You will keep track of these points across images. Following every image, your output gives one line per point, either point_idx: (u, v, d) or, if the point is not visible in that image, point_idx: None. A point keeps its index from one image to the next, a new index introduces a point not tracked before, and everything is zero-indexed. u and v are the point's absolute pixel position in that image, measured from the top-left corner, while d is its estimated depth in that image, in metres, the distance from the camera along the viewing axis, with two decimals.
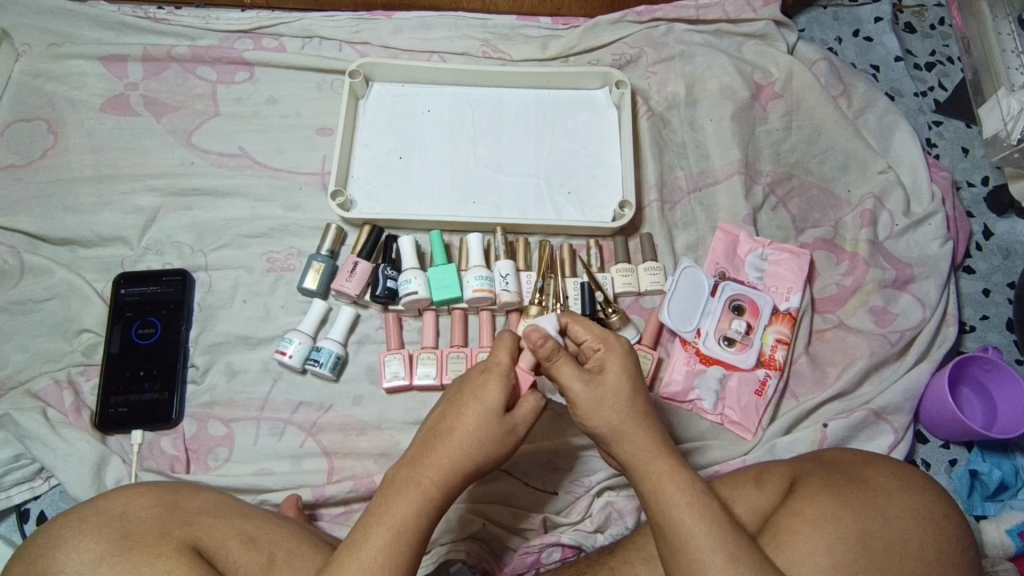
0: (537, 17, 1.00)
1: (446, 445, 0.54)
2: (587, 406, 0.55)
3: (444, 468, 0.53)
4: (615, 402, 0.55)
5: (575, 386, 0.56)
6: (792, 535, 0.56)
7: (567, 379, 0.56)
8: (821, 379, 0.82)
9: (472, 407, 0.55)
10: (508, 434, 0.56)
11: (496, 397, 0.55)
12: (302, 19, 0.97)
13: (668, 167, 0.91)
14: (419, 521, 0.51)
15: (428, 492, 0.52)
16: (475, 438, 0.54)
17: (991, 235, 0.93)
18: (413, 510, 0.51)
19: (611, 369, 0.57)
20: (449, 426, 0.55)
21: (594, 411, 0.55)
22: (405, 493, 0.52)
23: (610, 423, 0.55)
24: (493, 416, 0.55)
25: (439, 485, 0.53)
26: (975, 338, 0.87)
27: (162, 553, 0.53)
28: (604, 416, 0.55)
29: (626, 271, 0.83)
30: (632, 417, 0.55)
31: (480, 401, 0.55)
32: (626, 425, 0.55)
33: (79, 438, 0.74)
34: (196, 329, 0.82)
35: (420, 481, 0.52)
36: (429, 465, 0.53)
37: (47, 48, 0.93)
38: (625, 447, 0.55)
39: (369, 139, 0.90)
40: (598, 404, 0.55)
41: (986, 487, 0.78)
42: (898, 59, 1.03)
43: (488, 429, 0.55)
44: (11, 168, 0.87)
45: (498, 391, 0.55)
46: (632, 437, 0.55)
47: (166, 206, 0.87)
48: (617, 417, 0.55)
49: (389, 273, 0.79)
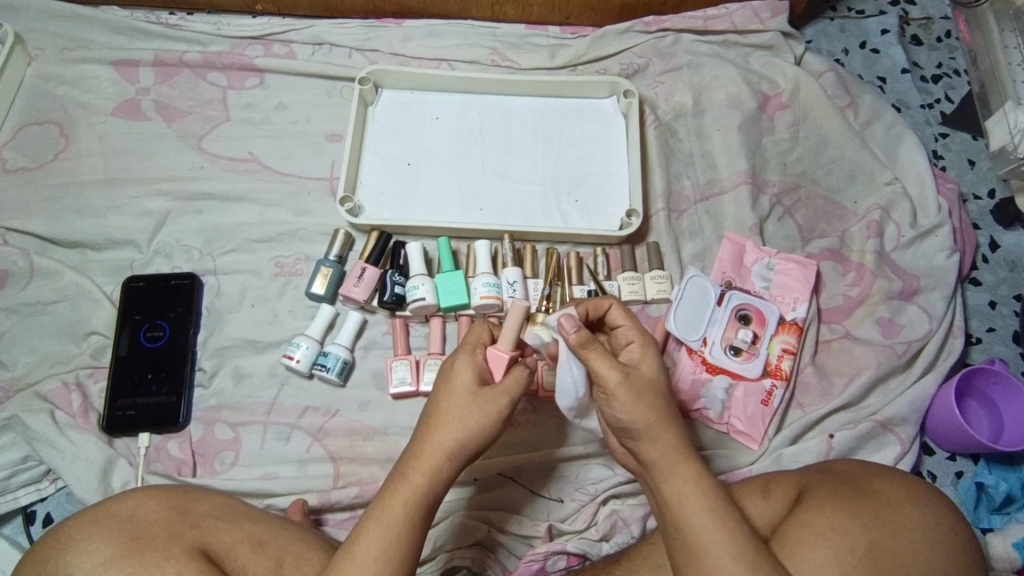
0: (546, 26, 1.01)
1: (429, 434, 0.55)
2: (624, 395, 0.55)
3: (429, 455, 0.54)
4: (651, 398, 0.55)
5: (616, 376, 0.55)
6: (804, 544, 0.56)
7: (604, 367, 0.56)
8: (827, 390, 0.82)
9: (446, 391, 0.56)
10: (486, 405, 0.56)
11: (466, 376, 0.57)
12: (313, 26, 0.98)
13: (676, 176, 0.92)
14: (410, 512, 0.52)
15: (415, 481, 0.53)
16: (455, 419, 0.55)
17: (998, 247, 0.93)
18: (402, 501, 0.52)
19: (648, 361, 0.58)
20: (432, 415, 0.56)
21: (631, 404, 0.55)
22: (394, 487, 0.53)
23: (646, 419, 0.55)
24: (465, 395, 0.56)
25: (424, 472, 0.53)
26: (981, 349, 0.88)
27: (172, 556, 0.53)
28: (643, 409, 0.55)
29: (633, 280, 0.83)
30: (665, 418, 0.55)
31: (452, 386, 0.57)
32: (660, 423, 0.55)
33: (87, 440, 0.75)
34: (204, 333, 0.82)
35: (408, 474, 0.53)
36: (415, 456, 0.54)
37: (60, 52, 0.94)
38: (654, 446, 0.55)
39: (378, 145, 0.90)
40: (637, 395, 0.55)
41: (993, 500, 0.78)
42: (905, 71, 1.03)
43: (463, 407, 0.55)
44: (23, 170, 0.88)
45: (467, 369, 0.57)
46: (664, 437, 0.55)
47: (177, 209, 0.87)
48: (653, 414, 0.55)
49: (397, 279, 0.80)
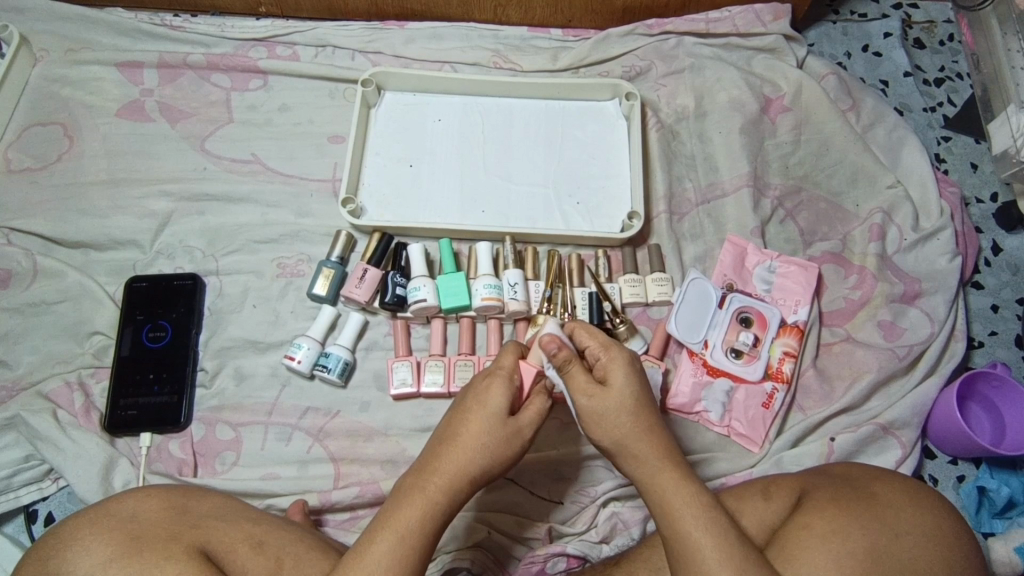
0: (548, 28, 1.02)
1: (452, 451, 0.55)
2: (591, 422, 0.57)
3: (450, 474, 0.54)
4: (615, 417, 0.56)
5: (581, 400, 0.57)
6: (801, 549, 0.56)
7: (573, 388, 0.57)
8: (828, 393, 0.82)
9: (476, 411, 0.56)
10: (512, 436, 0.56)
11: (499, 402, 0.56)
12: (316, 28, 0.98)
13: (677, 178, 0.92)
14: (424, 528, 0.52)
15: (434, 497, 0.53)
16: (479, 444, 0.55)
17: (1001, 250, 0.93)
18: (418, 516, 0.52)
19: (615, 374, 0.58)
20: (456, 434, 0.56)
21: (596, 426, 0.57)
22: (411, 500, 0.53)
23: (613, 439, 0.56)
24: (495, 422, 0.56)
25: (444, 491, 0.54)
26: (983, 353, 0.87)
27: (171, 555, 0.53)
28: (607, 430, 0.56)
29: (634, 283, 0.84)
30: (636, 433, 0.56)
31: (484, 407, 0.56)
32: (629, 440, 0.56)
33: (89, 439, 0.75)
34: (206, 333, 0.82)
35: (426, 488, 0.53)
36: (436, 471, 0.54)
37: (65, 53, 0.94)
38: (629, 462, 0.56)
39: (380, 147, 0.91)
40: (601, 418, 0.56)
41: (994, 504, 0.78)
42: (907, 74, 1.03)
43: (492, 435, 0.56)
44: (27, 171, 0.88)
45: (501, 395, 0.57)
46: (636, 452, 0.56)
47: (180, 210, 0.87)
48: (619, 431, 0.56)
49: (399, 280, 0.80)
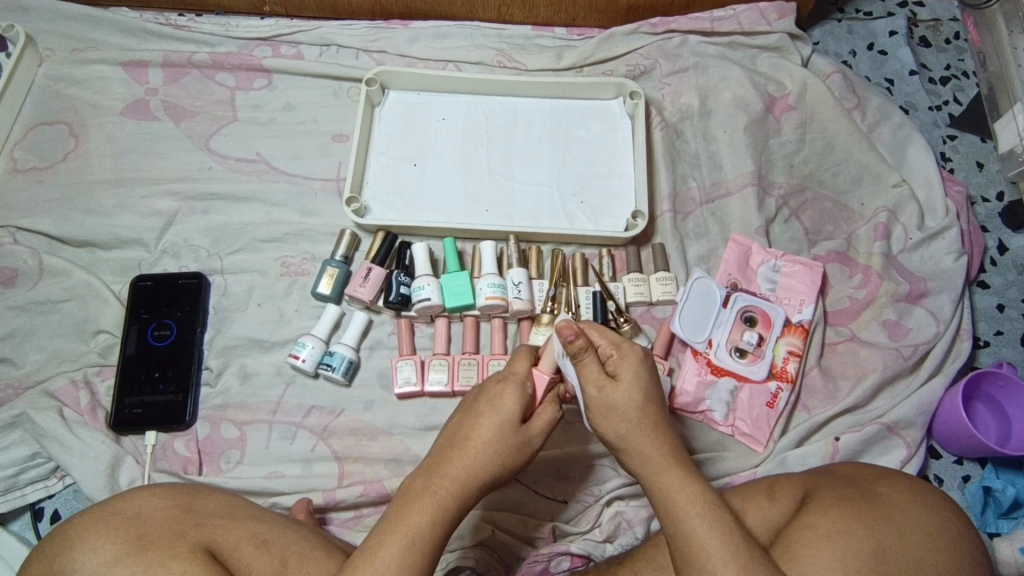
0: (552, 27, 1.02)
1: (463, 455, 0.55)
2: (598, 416, 0.57)
3: (460, 478, 0.54)
4: (624, 412, 0.56)
5: (590, 391, 0.57)
6: (806, 549, 0.56)
7: (584, 379, 0.57)
8: (834, 393, 0.82)
9: (488, 414, 0.56)
10: (523, 443, 0.57)
11: (511, 407, 0.57)
12: (320, 27, 0.98)
13: (682, 177, 0.92)
14: (433, 530, 0.52)
15: (443, 500, 0.53)
16: (490, 448, 0.55)
17: (1006, 250, 0.93)
18: (428, 519, 0.52)
19: (625, 370, 0.57)
20: (466, 437, 0.56)
21: (603, 421, 0.57)
22: (421, 502, 0.53)
23: (620, 434, 0.56)
24: (508, 428, 0.56)
25: (453, 495, 0.54)
26: (989, 353, 0.87)
27: (176, 554, 0.53)
28: (614, 425, 0.56)
29: (638, 282, 0.83)
30: (643, 429, 0.56)
31: (496, 411, 0.56)
32: (636, 436, 0.56)
33: (95, 438, 0.75)
34: (211, 332, 0.82)
35: (436, 491, 0.54)
36: (446, 474, 0.55)
37: (71, 52, 0.95)
38: (635, 459, 0.56)
39: (384, 147, 0.91)
40: (609, 411, 0.56)
41: (1000, 505, 0.77)
42: (913, 72, 1.03)
43: (503, 440, 0.56)
44: (33, 170, 0.88)
45: (514, 401, 0.57)
46: (641, 448, 0.56)
47: (185, 209, 0.88)
48: (626, 427, 0.56)
49: (403, 279, 0.80)
